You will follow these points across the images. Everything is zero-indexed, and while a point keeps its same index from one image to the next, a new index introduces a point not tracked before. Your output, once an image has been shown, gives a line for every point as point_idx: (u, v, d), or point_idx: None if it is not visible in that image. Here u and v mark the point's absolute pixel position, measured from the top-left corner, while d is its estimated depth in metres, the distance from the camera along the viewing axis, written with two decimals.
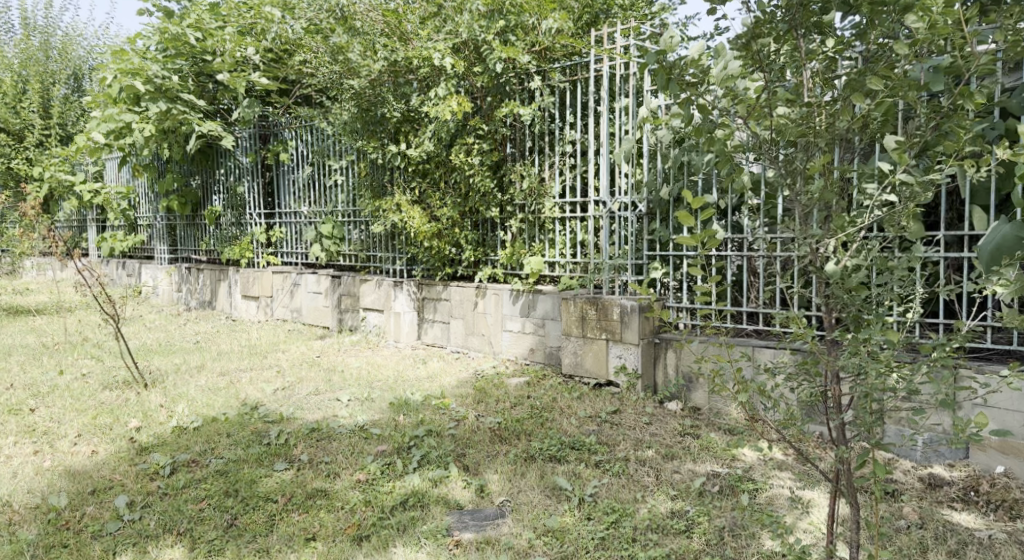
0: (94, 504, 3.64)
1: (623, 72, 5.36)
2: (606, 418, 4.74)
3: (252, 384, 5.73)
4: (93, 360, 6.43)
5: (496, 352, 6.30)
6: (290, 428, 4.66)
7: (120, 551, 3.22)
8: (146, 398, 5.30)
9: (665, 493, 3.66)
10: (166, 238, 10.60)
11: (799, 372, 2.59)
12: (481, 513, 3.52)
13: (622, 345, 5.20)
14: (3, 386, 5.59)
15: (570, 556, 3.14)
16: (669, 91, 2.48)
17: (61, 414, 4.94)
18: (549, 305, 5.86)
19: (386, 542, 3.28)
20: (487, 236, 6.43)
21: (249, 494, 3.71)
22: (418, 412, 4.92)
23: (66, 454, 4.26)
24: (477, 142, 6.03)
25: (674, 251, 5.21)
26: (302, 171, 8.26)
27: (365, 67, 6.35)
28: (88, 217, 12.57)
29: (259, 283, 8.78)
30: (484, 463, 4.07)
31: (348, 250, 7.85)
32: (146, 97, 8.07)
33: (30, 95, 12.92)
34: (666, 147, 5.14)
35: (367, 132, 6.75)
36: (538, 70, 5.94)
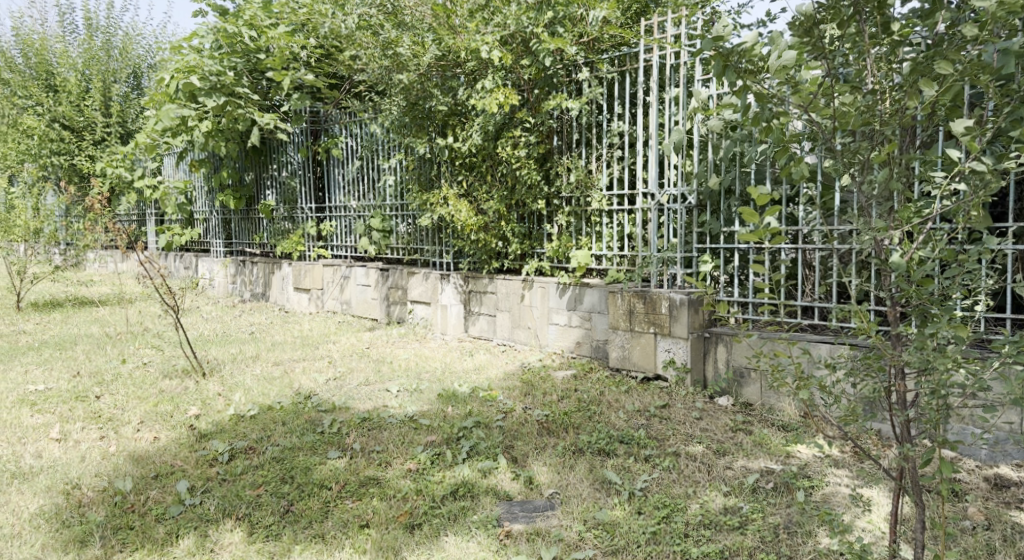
0: (157, 488, 3.77)
1: (674, 62, 5.28)
2: (655, 412, 4.69)
3: (306, 374, 5.85)
4: (153, 350, 6.64)
5: (543, 346, 6.30)
6: (342, 418, 4.75)
7: (183, 534, 3.32)
8: (205, 387, 5.46)
9: (717, 489, 3.62)
10: (221, 232, 10.87)
11: (860, 367, 2.52)
12: (531, 505, 3.53)
13: (671, 339, 5.14)
14: (71, 373, 5.82)
15: (620, 549, 3.13)
16: (725, 79, 2.43)
17: (124, 401, 5.12)
18: (596, 298, 5.82)
19: (437, 530, 3.33)
20: (533, 228, 6.41)
21: (304, 481, 3.79)
22: (466, 404, 4.95)
23: (130, 440, 4.41)
24: (524, 135, 6.02)
25: (725, 243, 5.12)
26: (352, 165, 8.39)
27: (413, 60, 6.42)
28: (147, 211, 12.94)
29: (310, 276, 8.95)
30: (532, 455, 4.08)
31: (395, 244, 7.94)
32: (203, 93, 8.23)
33: (93, 93, 13.37)
34: (717, 138, 5.05)
35: (415, 127, 6.83)
36: (586, 62, 5.88)
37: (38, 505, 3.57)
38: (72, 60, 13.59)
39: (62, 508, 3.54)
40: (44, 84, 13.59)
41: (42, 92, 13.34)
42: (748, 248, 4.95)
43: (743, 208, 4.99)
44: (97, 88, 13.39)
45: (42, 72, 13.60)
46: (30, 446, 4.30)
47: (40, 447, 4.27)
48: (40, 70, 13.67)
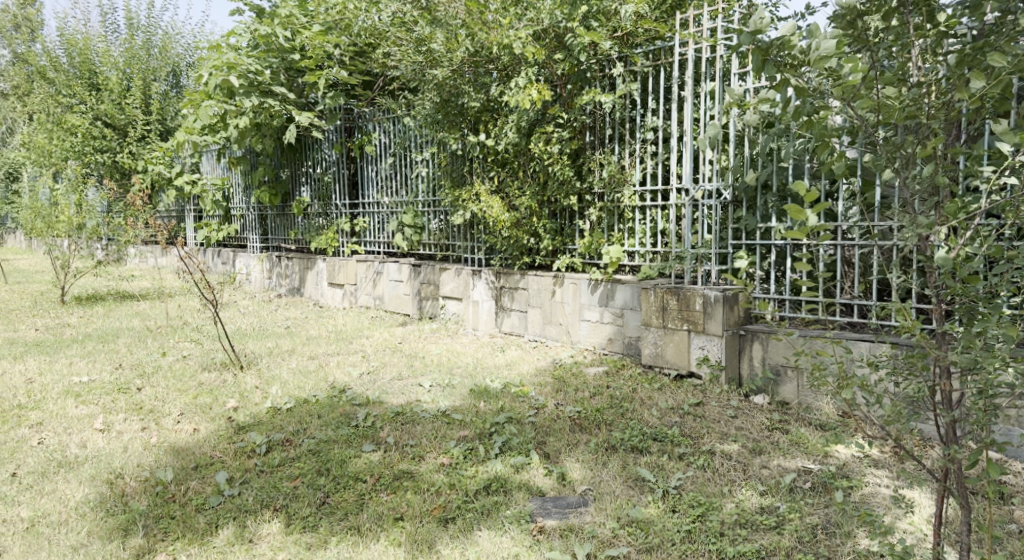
0: (198, 478, 3.84)
1: (709, 55, 5.22)
2: (689, 409, 4.65)
3: (340, 367, 5.92)
4: (192, 343, 6.77)
5: (574, 342, 6.28)
6: (376, 411, 4.79)
7: (222, 525, 3.38)
8: (242, 380, 5.56)
9: (753, 488, 3.57)
10: (257, 228, 11.03)
11: (904, 366, 2.47)
12: (564, 501, 3.52)
13: (705, 337, 5.09)
14: (114, 365, 5.97)
15: (654, 547, 3.11)
16: (764, 74, 2.39)
17: (165, 393, 5.23)
18: (628, 295, 5.79)
19: (471, 525, 3.35)
20: (565, 224, 6.39)
21: (340, 474, 3.84)
22: (498, 399, 4.97)
23: (170, 432, 4.51)
24: (557, 131, 6.00)
25: (761, 240, 5.05)
26: (385, 162, 8.45)
27: (447, 56, 6.44)
28: (186, 207, 13.18)
29: (344, 272, 9.04)
30: (565, 451, 4.07)
31: (427, 240, 7.98)
32: (240, 91, 8.35)
33: (134, 91, 13.64)
34: (754, 133, 4.97)
35: (448, 123, 6.86)
36: (620, 56, 5.82)
37: (84, 493, 3.66)
38: (114, 59, 13.89)
39: (105, 497, 3.63)
40: (87, 83, 13.86)
41: (85, 91, 13.63)
42: (785, 244, 4.88)
43: (780, 203, 4.92)
44: (138, 87, 13.63)
45: (85, 71, 13.87)
46: (75, 436, 4.42)
47: (85, 438, 4.38)
48: (83, 69, 13.97)
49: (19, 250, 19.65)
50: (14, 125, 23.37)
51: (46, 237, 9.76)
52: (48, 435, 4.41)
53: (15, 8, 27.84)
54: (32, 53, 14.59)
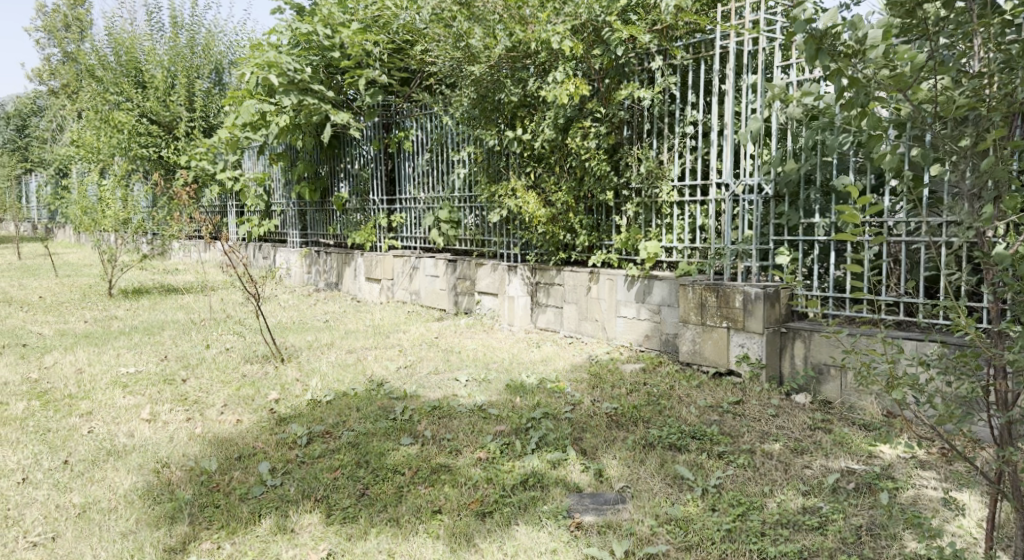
0: (241, 468, 3.92)
1: (752, 48, 5.13)
2: (728, 408, 4.59)
3: (378, 361, 5.98)
4: (234, 336, 6.90)
5: (610, 338, 6.24)
6: (414, 405, 4.82)
7: (265, 514, 3.44)
8: (283, 372, 5.65)
9: (795, 488, 3.51)
10: (297, 223, 11.17)
11: (956, 365, 2.41)
12: (601, 498, 3.49)
13: (745, 334, 5.00)
14: (159, 357, 6.11)
15: (694, 546, 3.08)
16: (818, 62, 2.32)
17: (209, 384, 5.34)
18: (666, 291, 5.74)
19: (508, 519, 3.35)
20: (602, 220, 6.35)
21: (379, 466, 3.88)
22: (535, 395, 4.96)
23: (214, 422, 4.60)
24: (594, 126, 5.95)
25: (804, 236, 4.96)
26: (422, 158, 8.50)
27: (485, 52, 6.46)
28: (228, 203, 13.42)
29: (381, 266, 9.12)
30: (602, 448, 4.05)
31: (463, 235, 8.00)
32: (280, 90, 8.46)
33: (177, 89, 13.94)
34: (797, 127, 4.87)
35: (485, 119, 6.88)
36: (659, 49, 5.75)
37: (132, 482, 3.75)
38: (159, 57, 14.20)
39: (153, 486, 3.72)
40: (133, 81, 14.18)
41: (132, 89, 13.96)
42: (829, 240, 4.78)
43: (823, 199, 4.82)
44: (182, 85, 13.91)
45: (132, 70, 14.19)
46: (123, 426, 4.53)
47: (132, 427, 4.49)
48: (129, 67, 14.28)
49: (68, 244, 20.19)
50: (63, 123, 23.99)
51: (94, 232, 10.03)
52: (97, 425, 4.54)
53: (65, 8, 28.58)
54: (81, 51, 14.97)
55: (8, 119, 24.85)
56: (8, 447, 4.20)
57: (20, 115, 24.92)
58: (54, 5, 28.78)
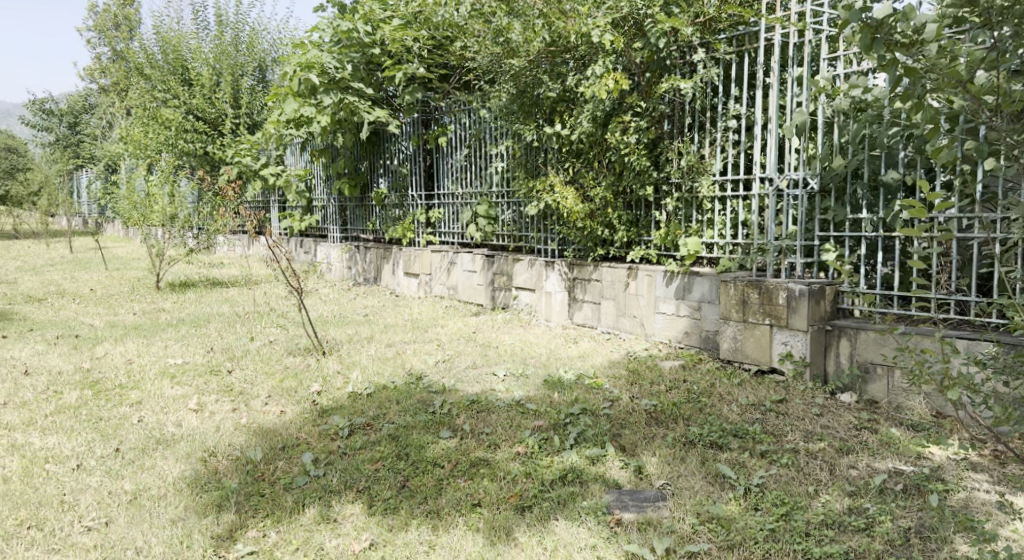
0: (285, 458, 3.99)
1: (797, 40, 5.03)
2: (771, 406, 4.52)
3: (417, 355, 6.02)
4: (278, 329, 7.02)
5: (649, 335, 6.19)
6: (452, 399, 4.86)
7: (309, 504, 3.50)
8: (325, 364, 5.73)
9: (840, 489, 3.45)
10: (337, 219, 11.31)
11: (1014, 365, 2.34)
12: (640, 495, 3.46)
13: (789, 331, 4.91)
14: (205, 348, 6.25)
15: (736, 545, 3.05)
16: (874, 52, 2.29)
17: (254, 376, 5.45)
18: (706, 288, 5.67)
19: (548, 514, 3.35)
20: (641, 216, 6.29)
21: (419, 458, 3.92)
22: (572, 390, 4.96)
23: (259, 413, 4.69)
24: (634, 121, 5.89)
25: (851, 231, 4.86)
26: (461, 153, 8.53)
27: (524, 46, 6.42)
28: (271, 198, 13.65)
29: (419, 261, 9.18)
30: (641, 444, 4.03)
31: (501, 231, 8.01)
32: (321, 89, 8.64)
33: (223, 86, 14.22)
34: (844, 120, 4.76)
35: (523, 114, 6.88)
36: (701, 42, 5.68)
37: (180, 470, 3.85)
38: (204, 55, 14.51)
39: (200, 474, 3.80)
40: (180, 78, 14.54)
41: (179, 86, 14.28)
42: (876, 236, 4.67)
43: (871, 194, 4.70)
44: (227, 82, 14.18)
45: (179, 67, 14.54)
46: (172, 416, 4.65)
47: (181, 417, 4.60)
48: (176, 65, 14.61)
49: (118, 238, 20.73)
50: (113, 119, 24.66)
51: (142, 226, 10.30)
52: (147, 414, 4.66)
53: (116, 8, 29.35)
54: (130, 49, 15.36)
55: (61, 116, 25.58)
56: (64, 434, 4.34)
57: (72, 112, 25.51)
58: (105, 5, 29.58)
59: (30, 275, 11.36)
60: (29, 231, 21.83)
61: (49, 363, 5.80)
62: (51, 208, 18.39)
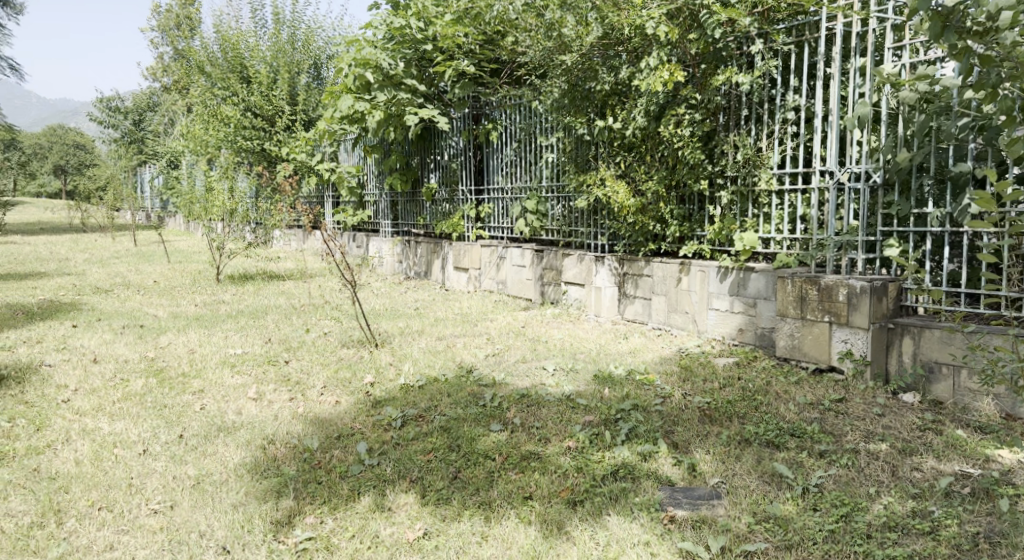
0: (341, 448, 4.06)
1: (861, 29, 4.88)
2: (830, 406, 4.41)
3: (467, 349, 6.06)
4: (332, 321, 7.15)
5: (701, 331, 6.10)
6: (503, 393, 4.88)
7: (364, 492, 3.56)
8: (378, 356, 5.82)
9: (903, 491, 3.35)
10: (389, 214, 11.45)
11: None
12: (695, 492, 3.42)
13: (849, 329, 4.78)
14: (264, 339, 6.40)
15: (794, 545, 2.99)
16: (945, 41, 2.21)
17: (310, 367, 5.57)
18: (762, 284, 5.56)
19: (600, 509, 3.34)
20: (694, 210, 6.19)
21: (470, 450, 3.95)
22: (623, 386, 4.92)
23: (316, 403, 4.79)
24: (688, 113, 5.81)
25: (915, 226, 4.70)
26: (511, 148, 8.54)
27: (577, 41, 6.42)
28: (324, 193, 13.89)
29: (468, 256, 9.23)
30: (694, 442, 3.98)
31: (551, 226, 7.99)
32: (377, 86, 8.87)
33: (279, 83, 14.52)
34: (909, 111, 4.61)
35: (574, 108, 6.83)
36: (760, 33, 5.56)
37: (240, 456, 3.96)
38: (262, 53, 14.84)
39: (259, 461, 3.90)
40: (239, 76, 14.91)
41: (238, 84, 14.65)
42: (943, 232, 4.53)
43: (938, 188, 4.54)
44: (283, 79, 14.49)
45: (237, 66, 14.90)
46: (232, 404, 4.78)
47: (241, 405, 4.73)
48: (235, 63, 14.96)
49: (180, 232, 21.33)
50: (174, 117, 25.43)
51: (203, 221, 10.60)
52: (208, 402, 4.80)
53: (178, 8, 30.21)
54: (192, 48, 15.82)
55: (126, 113, 26.30)
56: (130, 420, 4.51)
57: (137, 110, 26.30)
58: (168, 6, 30.48)
59: (98, 268, 11.82)
60: (96, 225, 22.63)
61: (116, 352, 6.02)
62: (117, 203, 19.06)
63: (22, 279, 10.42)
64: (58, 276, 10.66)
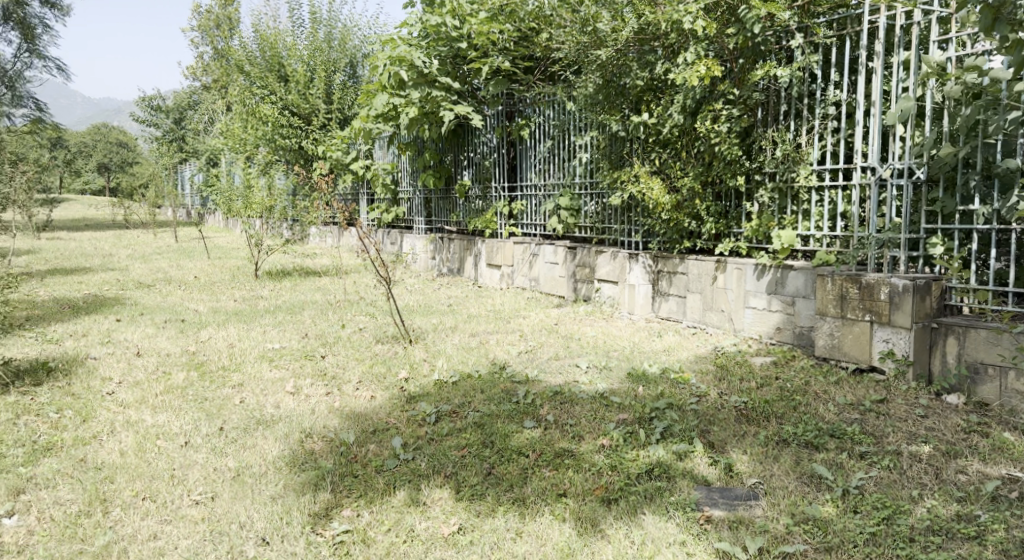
0: (376, 442, 4.11)
1: (905, 22, 4.77)
2: (871, 406, 4.32)
3: (500, 346, 6.07)
4: (368, 317, 7.22)
5: (737, 330, 6.02)
6: (536, 390, 4.88)
7: (399, 486, 3.59)
8: (412, 352, 5.86)
9: (947, 494, 3.28)
10: (422, 211, 11.52)
11: None
12: (732, 492, 3.38)
13: (891, 329, 4.68)
14: (301, 335, 6.49)
15: (834, 548, 2.94)
16: None
17: (346, 362, 5.64)
18: (801, 282, 5.47)
19: (635, 508, 3.32)
20: (731, 207, 6.11)
21: (504, 447, 3.96)
22: (658, 384, 4.89)
23: (351, 397, 4.85)
24: (726, 109, 5.73)
25: (961, 223, 4.59)
26: (545, 145, 8.52)
27: (612, 36, 6.39)
28: (359, 190, 14.02)
29: (501, 253, 9.24)
30: (730, 442, 3.93)
31: (584, 223, 7.95)
32: (410, 83, 8.90)
33: (316, 82, 14.69)
34: (955, 106, 4.50)
35: (608, 104, 6.78)
36: (799, 27, 5.46)
37: (279, 449, 4.02)
38: (299, 52, 15.03)
39: (297, 454, 3.96)
40: (276, 75, 15.12)
41: (276, 83, 14.86)
42: (990, 229, 4.42)
43: (985, 184, 4.43)
44: (320, 78, 14.63)
45: (275, 65, 15.12)
46: (270, 397, 4.86)
47: (279, 399, 4.81)
48: (272, 63, 15.19)
49: (219, 229, 21.70)
50: (214, 116, 25.87)
51: (242, 217, 10.78)
52: (247, 395, 4.89)
53: (217, 8, 30.72)
54: (231, 47, 16.07)
55: (168, 112, 26.83)
56: (172, 412, 4.61)
57: (178, 109, 26.81)
58: (208, 6, 30.97)
59: (140, 263, 12.09)
60: (139, 222, 23.17)
61: (159, 346, 6.16)
62: (159, 200, 19.46)
63: (69, 274, 10.72)
64: (103, 272, 10.93)
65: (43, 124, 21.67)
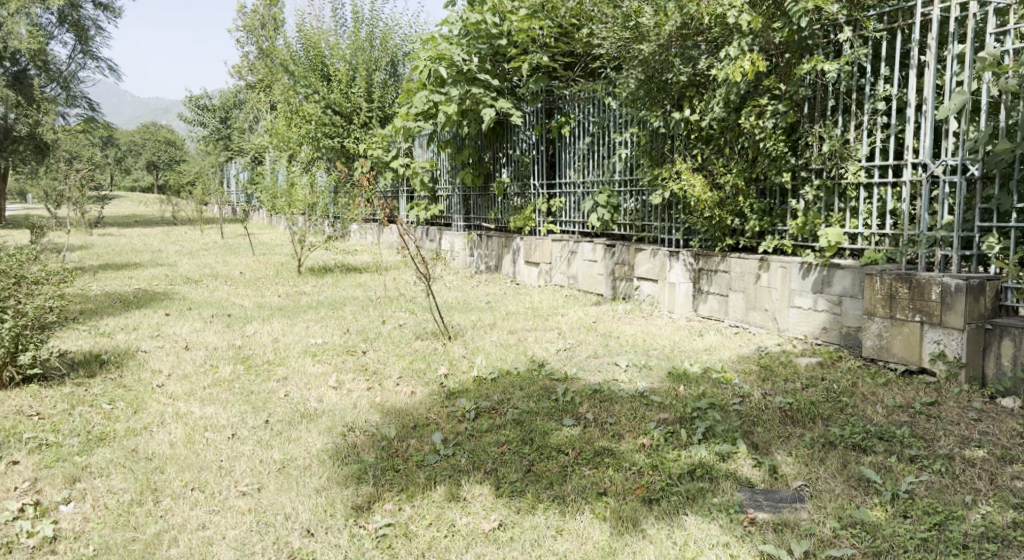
0: (416, 437, 4.14)
1: (960, 13, 4.63)
2: (922, 409, 4.21)
3: (539, 343, 6.07)
4: (408, 313, 7.28)
5: (781, 330, 5.92)
6: (575, 387, 4.87)
7: (440, 481, 3.62)
8: (451, 349, 5.89)
9: (1002, 501, 3.18)
10: (461, 208, 11.57)
11: None
12: (776, 495, 3.32)
13: (942, 330, 4.56)
14: (342, 330, 6.58)
15: (883, 553, 2.88)
16: None
17: (386, 357, 5.69)
18: (848, 281, 5.35)
19: (676, 508, 3.29)
20: (775, 204, 6.00)
21: (543, 444, 3.96)
22: (699, 384, 4.83)
23: (392, 393, 4.89)
24: (771, 104, 5.63)
25: (1017, 221, 4.45)
26: (585, 142, 8.45)
27: (655, 30, 6.27)
28: (399, 188, 14.14)
29: (540, 250, 9.23)
30: (775, 443, 3.86)
31: (623, 220, 7.90)
32: (450, 81, 8.92)
33: (358, 81, 14.84)
34: (1013, 100, 4.36)
35: (650, 100, 6.70)
36: (848, 20, 5.33)
37: (322, 443, 4.08)
38: (342, 51, 15.21)
39: (340, 448, 4.01)
40: (319, 74, 15.33)
41: (318, 82, 15.06)
42: None
43: None
44: (362, 77, 14.78)
45: (318, 64, 15.34)
46: (313, 391, 4.93)
47: (321, 393, 4.88)
48: (315, 62, 15.40)
49: (262, 226, 22.08)
50: (258, 115, 26.30)
51: (285, 214, 10.97)
52: (291, 389, 4.97)
53: (262, 8, 31.21)
54: (275, 47, 16.33)
55: (214, 111, 27.40)
56: (220, 405, 4.71)
57: (223, 108, 27.34)
58: (253, 6, 31.47)
59: (188, 259, 12.39)
60: (186, 220, 23.74)
61: (206, 340, 6.30)
62: (206, 197, 19.91)
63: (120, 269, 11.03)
64: (152, 267, 11.23)
65: (95, 123, 22.30)
